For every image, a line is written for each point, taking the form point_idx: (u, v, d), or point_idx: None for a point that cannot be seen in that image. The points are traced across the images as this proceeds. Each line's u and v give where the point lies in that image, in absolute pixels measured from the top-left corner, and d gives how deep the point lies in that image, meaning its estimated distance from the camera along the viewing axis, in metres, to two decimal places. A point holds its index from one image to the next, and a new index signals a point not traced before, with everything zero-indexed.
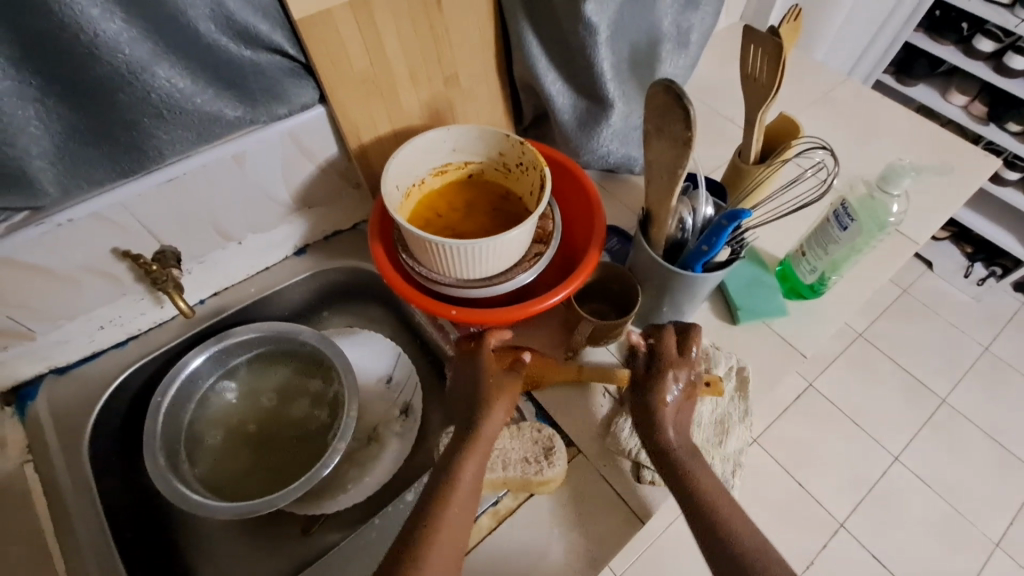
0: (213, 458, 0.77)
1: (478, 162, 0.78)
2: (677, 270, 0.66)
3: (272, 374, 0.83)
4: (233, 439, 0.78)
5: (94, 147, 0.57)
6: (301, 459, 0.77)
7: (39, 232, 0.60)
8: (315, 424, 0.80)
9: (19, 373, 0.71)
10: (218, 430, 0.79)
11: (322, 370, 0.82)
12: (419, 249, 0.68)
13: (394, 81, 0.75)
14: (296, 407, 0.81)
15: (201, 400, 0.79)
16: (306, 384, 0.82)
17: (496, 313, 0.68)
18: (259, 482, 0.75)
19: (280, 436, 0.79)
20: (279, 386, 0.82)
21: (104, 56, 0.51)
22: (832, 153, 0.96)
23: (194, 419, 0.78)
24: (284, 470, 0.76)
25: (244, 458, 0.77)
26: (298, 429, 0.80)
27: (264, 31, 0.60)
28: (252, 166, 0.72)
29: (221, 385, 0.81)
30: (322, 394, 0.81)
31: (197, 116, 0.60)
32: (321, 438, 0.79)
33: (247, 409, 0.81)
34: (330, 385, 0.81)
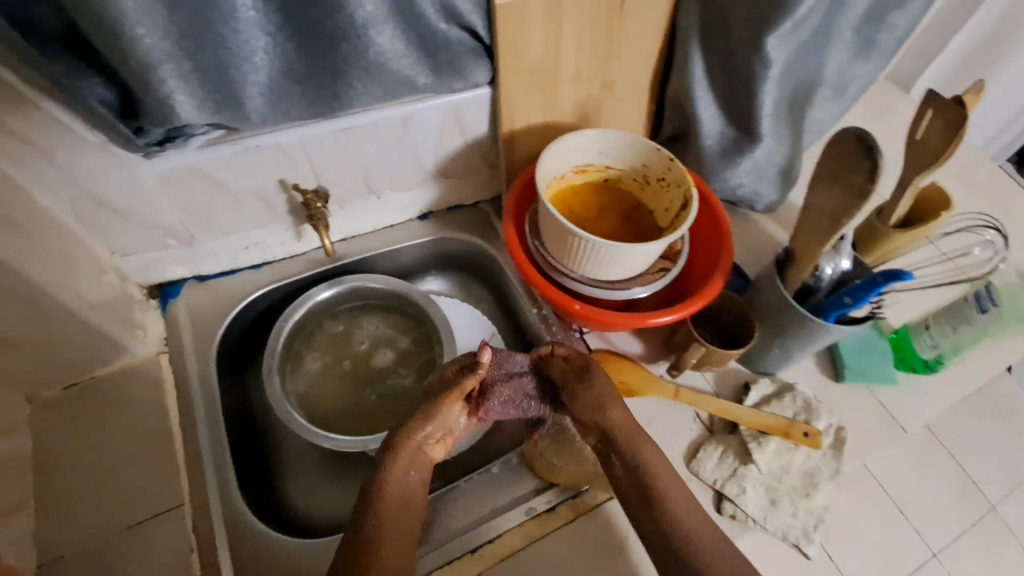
0: (314, 387, 0.82)
1: (618, 169, 0.79)
2: (809, 314, 0.66)
3: (375, 324, 0.87)
4: (333, 375, 0.84)
5: (301, 87, 0.62)
6: (392, 409, 0.82)
7: (231, 151, 0.66)
8: (407, 380, 0.84)
9: (169, 272, 0.78)
10: (321, 363, 0.84)
11: (422, 331, 0.86)
12: (554, 240, 0.71)
13: (559, 77, 0.77)
14: (393, 360, 0.86)
15: (317, 328, 0.85)
16: (404, 340, 0.86)
17: (615, 317, 0.70)
18: (348, 421, 0.81)
19: (375, 383, 0.84)
20: (380, 336, 0.87)
21: (345, 8, 0.54)
22: (1004, 234, 0.93)
23: (304, 348, 0.84)
24: (376, 416, 0.81)
25: (340, 395, 0.83)
26: (392, 381, 0.84)
27: (465, 10, 0.64)
28: (414, 130, 0.76)
29: (335, 320, 0.86)
30: (418, 353, 0.85)
31: (394, 76, 0.64)
32: (411, 394, 0.83)
33: (347, 350, 0.86)
34: (425, 346, 0.85)
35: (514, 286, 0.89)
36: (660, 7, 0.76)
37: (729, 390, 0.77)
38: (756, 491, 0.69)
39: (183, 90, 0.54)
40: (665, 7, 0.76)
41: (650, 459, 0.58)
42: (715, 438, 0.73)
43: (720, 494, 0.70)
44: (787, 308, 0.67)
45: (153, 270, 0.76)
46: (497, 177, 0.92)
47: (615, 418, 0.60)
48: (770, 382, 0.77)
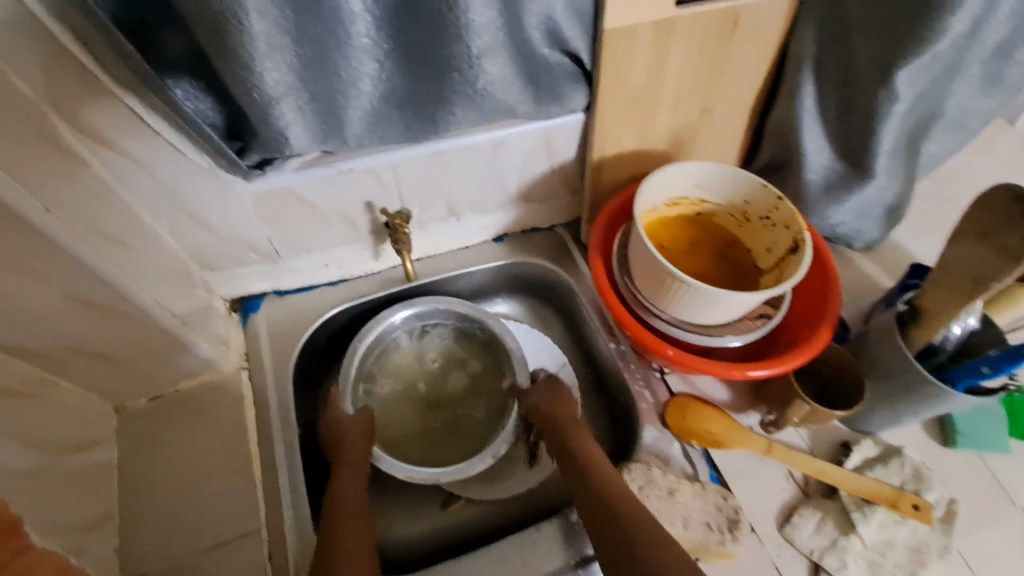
0: (384, 413, 0.81)
1: (715, 204, 0.75)
2: (939, 382, 0.60)
3: (446, 346, 0.84)
4: (404, 398, 0.82)
5: (402, 113, 0.60)
6: (461, 440, 0.80)
7: (325, 173, 0.65)
8: (477, 410, 0.82)
9: (251, 287, 0.78)
10: (391, 387, 0.82)
11: (493, 358, 0.83)
12: (648, 279, 0.67)
13: (656, 104, 0.73)
14: (463, 387, 0.83)
15: (391, 346, 0.82)
16: (475, 367, 0.84)
17: (711, 366, 0.66)
18: (416, 446, 0.79)
19: (445, 407, 0.82)
20: (450, 362, 0.85)
21: (460, 37, 0.52)
22: None
23: (375, 367, 0.82)
24: (445, 446, 0.80)
25: (412, 423, 0.81)
26: (461, 409, 0.82)
27: (570, 34, 0.61)
28: (503, 155, 0.74)
29: (409, 338, 0.83)
30: (488, 382, 0.83)
31: (495, 105, 0.61)
32: (480, 425, 0.81)
33: (418, 375, 0.84)
34: (496, 376, 0.82)
35: (588, 316, 0.85)
36: (773, 33, 0.71)
37: (825, 448, 0.72)
38: (858, 565, 0.64)
39: (297, 119, 0.52)
40: (777, 33, 0.71)
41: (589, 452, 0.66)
42: (811, 502, 0.68)
43: (816, 564, 0.65)
44: (907, 370, 0.61)
45: (237, 284, 0.77)
46: (577, 202, 0.89)
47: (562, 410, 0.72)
48: (873, 445, 0.71)
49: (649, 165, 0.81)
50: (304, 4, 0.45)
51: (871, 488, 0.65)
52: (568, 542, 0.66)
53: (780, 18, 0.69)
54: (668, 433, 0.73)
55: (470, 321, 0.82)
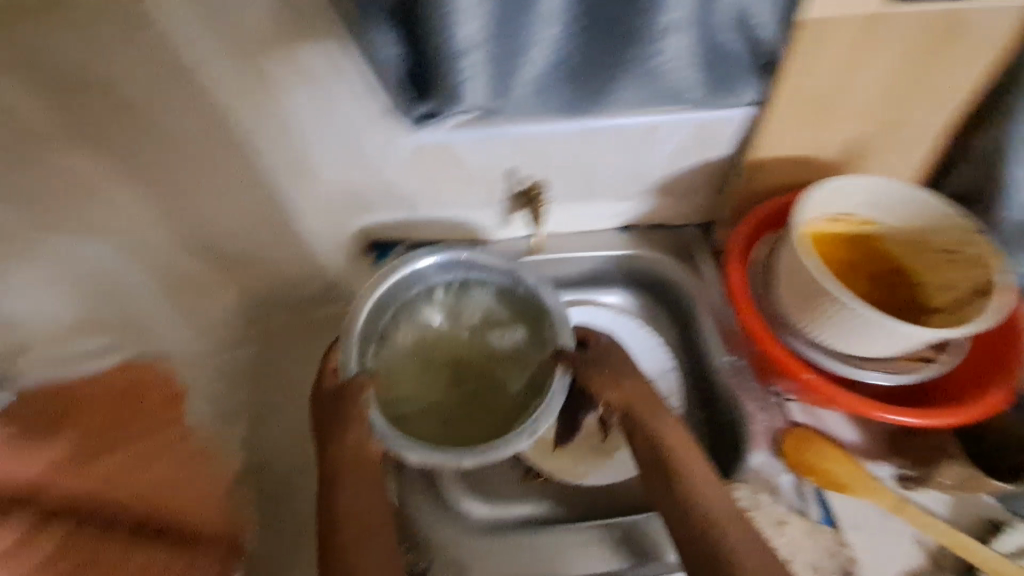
0: (404, 372, 0.72)
1: (883, 229, 0.68)
2: None
3: (480, 301, 0.75)
4: (434, 361, 0.73)
5: (568, 85, 0.60)
6: (494, 415, 0.70)
7: (481, 135, 0.68)
8: (513, 386, 0.71)
9: (387, 234, 0.83)
10: (423, 347, 0.74)
11: (537, 322, 0.72)
12: (796, 292, 0.62)
13: (836, 108, 0.67)
14: (499, 354, 0.73)
15: (411, 300, 0.74)
16: (516, 330, 0.73)
17: (854, 400, 0.60)
18: (433, 420, 0.69)
19: (474, 376, 0.72)
20: (487, 318, 0.75)
21: (651, 11, 0.52)
22: None
23: (392, 324, 0.73)
24: (475, 422, 0.69)
25: (441, 393, 0.71)
26: (496, 376, 0.72)
27: (761, 22, 0.57)
28: (652, 141, 0.72)
29: (434, 294, 0.75)
30: (530, 348, 0.72)
31: (662, 85, 0.59)
32: (521, 400, 0.70)
33: (455, 338, 0.75)
34: (541, 348, 0.71)
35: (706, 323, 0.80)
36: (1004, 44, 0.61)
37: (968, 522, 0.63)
38: None
39: (479, 75, 0.54)
40: (1008, 47, 0.61)
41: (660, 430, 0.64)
42: None
43: None
44: None
45: (375, 229, 0.82)
46: (715, 204, 0.84)
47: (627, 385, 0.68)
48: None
49: (807, 176, 0.75)
50: None
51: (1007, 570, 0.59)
52: (621, 547, 0.71)
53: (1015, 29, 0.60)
54: (780, 461, 0.68)
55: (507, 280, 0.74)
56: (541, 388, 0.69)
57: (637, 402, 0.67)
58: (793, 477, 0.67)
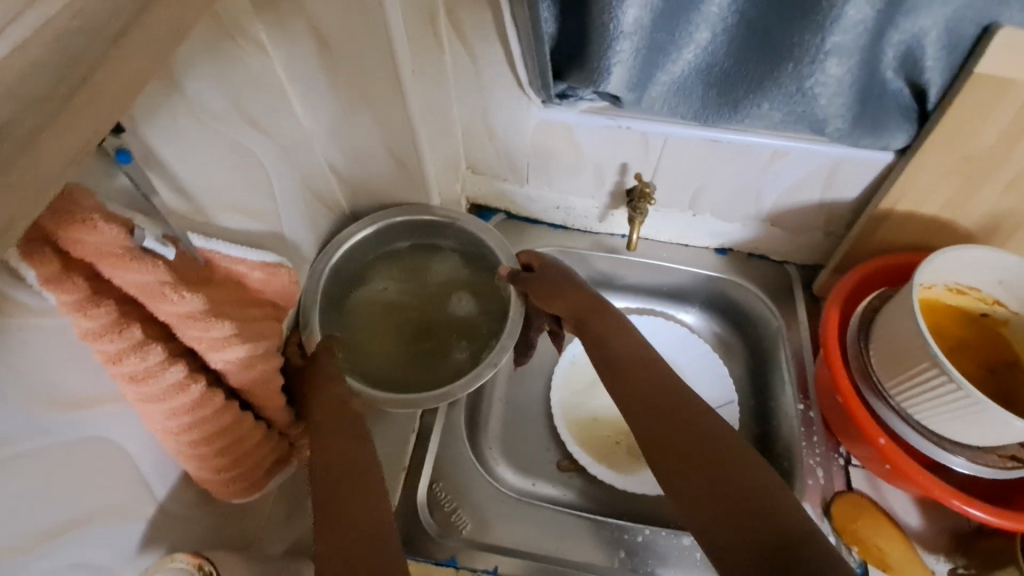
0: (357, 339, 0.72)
1: (1011, 311, 0.63)
2: None
3: (430, 265, 0.78)
4: (378, 318, 0.75)
5: (707, 87, 0.60)
6: (422, 376, 0.72)
7: (606, 123, 0.69)
8: (458, 348, 0.74)
9: (490, 199, 0.87)
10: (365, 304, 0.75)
11: (490, 285, 0.76)
12: (892, 355, 0.59)
13: (992, 176, 0.62)
14: (446, 315, 0.76)
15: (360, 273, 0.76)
16: (460, 296, 0.77)
17: (925, 480, 0.56)
18: (397, 379, 0.71)
19: (426, 331, 0.75)
20: (437, 283, 0.78)
21: (821, 30, 0.50)
22: None
23: (335, 302, 0.73)
24: (412, 381, 0.71)
25: (378, 352, 0.73)
26: (441, 333, 0.75)
27: (931, 64, 0.54)
28: (777, 166, 0.70)
29: (381, 266, 0.77)
30: (473, 313, 0.76)
31: (806, 109, 0.58)
32: (458, 363, 0.73)
33: (394, 300, 0.76)
34: (497, 311, 0.75)
35: (785, 367, 0.76)
36: None
37: None
38: None
39: (626, 61, 0.55)
40: None
41: (612, 334, 0.62)
42: None
43: None
44: None
45: (481, 192, 0.86)
46: (825, 247, 0.80)
47: (569, 304, 0.66)
48: None
49: (938, 241, 0.70)
50: None
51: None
52: (626, 556, 0.65)
53: None
54: (826, 524, 0.65)
55: (470, 246, 0.77)
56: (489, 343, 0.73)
57: (591, 317, 0.65)
58: (837, 541, 0.64)
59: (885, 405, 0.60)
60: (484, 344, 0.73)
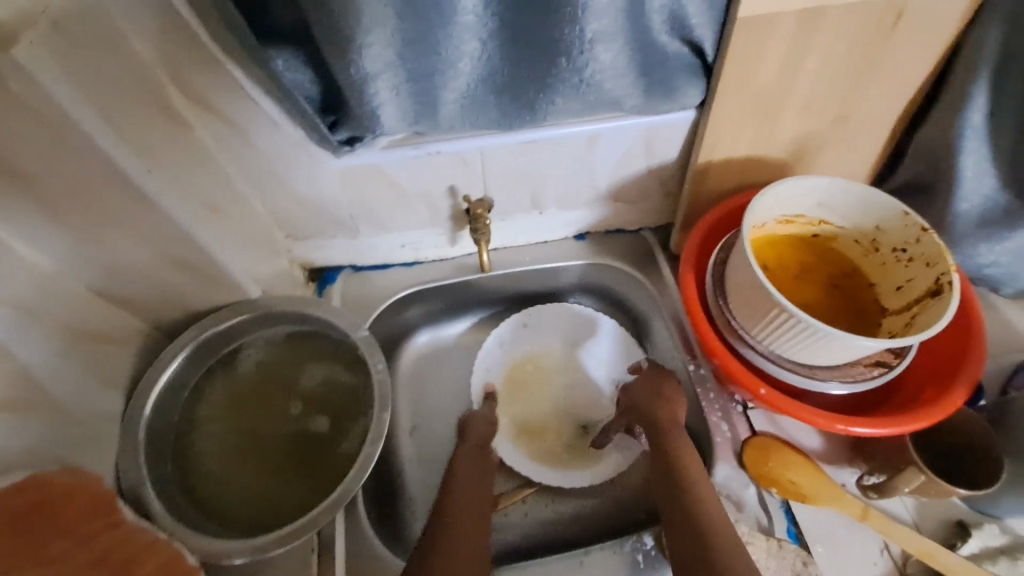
0: (225, 479, 0.61)
1: (836, 227, 0.65)
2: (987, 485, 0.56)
3: (278, 356, 0.67)
4: (226, 439, 0.62)
5: (497, 94, 0.55)
6: (315, 485, 0.61)
7: (413, 153, 0.63)
8: (341, 434, 0.64)
9: (329, 258, 0.78)
10: (206, 433, 0.62)
11: (346, 351, 0.67)
12: (748, 304, 0.59)
13: (782, 108, 0.64)
14: (299, 398, 0.66)
15: (198, 404, 0.63)
16: (318, 374, 0.67)
17: (810, 415, 0.58)
18: (286, 502, 0.60)
19: (299, 432, 0.64)
20: (294, 371, 0.67)
21: (576, 18, 0.47)
22: None
23: (188, 447, 0.61)
24: (303, 491, 0.60)
25: (255, 481, 0.61)
26: (318, 427, 0.64)
27: (696, 21, 0.54)
28: (599, 149, 0.68)
29: (218, 383, 0.65)
30: (342, 388, 0.66)
31: (598, 95, 0.56)
32: (342, 440, 0.63)
33: (252, 408, 0.65)
34: (351, 369, 0.66)
35: (668, 333, 0.77)
36: (940, 33, 0.58)
37: (927, 522, 0.62)
38: None
39: (391, 98, 0.50)
40: (953, 28, 0.57)
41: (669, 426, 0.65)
42: None
43: None
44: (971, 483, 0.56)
45: (315, 255, 0.77)
46: (669, 206, 0.81)
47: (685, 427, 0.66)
48: (991, 533, 0.60)
49: (760, 176, 0.73)
50: None
51: (923, 539, 0.59)
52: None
53: (954, 17, 0.56)
54: (744, 475, 0.66)
55: (305, 320, 0.66)
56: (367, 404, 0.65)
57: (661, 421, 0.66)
58: (757, 488, 0.65)
59: (867, 362, 0.59)
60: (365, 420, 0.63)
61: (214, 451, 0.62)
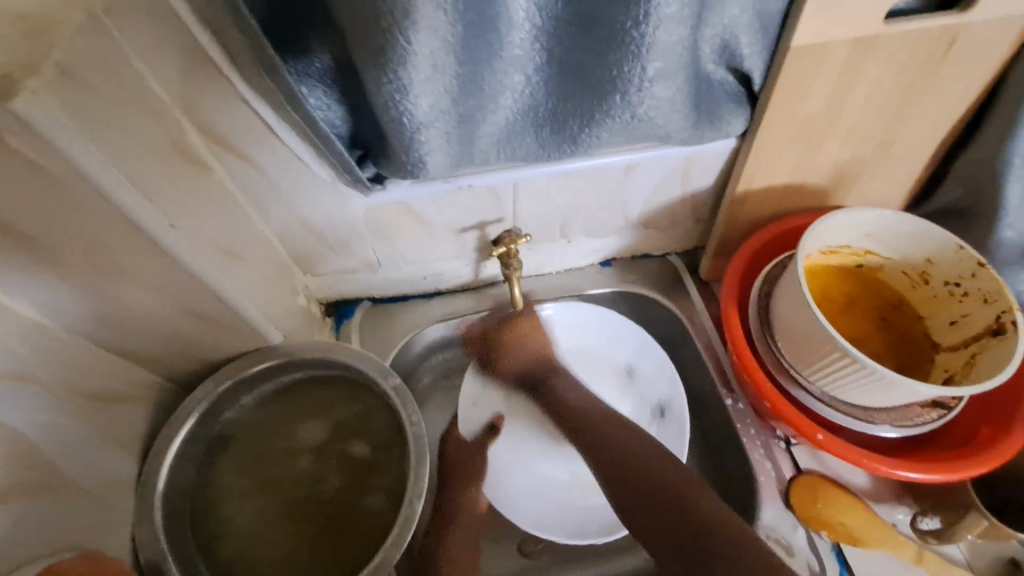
0: (250, 545, 0.56)
1: (884, 258, 0.62)
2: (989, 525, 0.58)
3: (299, 403, 0.62)
4: (245, 506, 0.58)
5: (539, 131, 0.51)
6: (346, 546, 0.56)
7: (443, 188, 0.59)
8: (370, 487, 0.59)
9: (348, 292, 0.74)
10: (222, 504, 0.57)
11: (372, 397, 0.62)
12: (801, 345, 0.57)
13: (826, 135, 0.61)
14: (318, 449, 0.61)
15: (216, 460, 0.59)
16: (342, 420, 0.62)
17: (869, 461, 0.55)
18: (317, 568, 0.55)
19: (326, 486, 0.59)
20: (315, 418, 0.62)
21: (634, 57, 0.44)
22: None
23: (207, 510, 0.57)
24: (333, 555, 0.56)
25: (281, 544, 0.56)
26: (345, 480, 0.59)
27: (747, 51, 0.51)
28: (635, 177, 0.65)
29: (236, 435, 0.60)
30: (369, 436, 0.61)
31: (646, 130, 0.52)
32: (370, 494, 0.59)
33: (273, 463, 0.60)
34: (373, 417, 0.61)
35: (703, 363, 0.74)
36: (991, 59, 0.56)
37: (984, 563, 0.60)
38: None
39: (440, 144, 0.46)
40: (1006, 50, 0.55)
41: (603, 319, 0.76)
42: None
43: None
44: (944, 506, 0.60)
45: (333, 290, 0.73)
46: (700, 231, 0.78)
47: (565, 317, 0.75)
48: None
49: (798, 201, 0.70)
50: (475, 14, 0.38)
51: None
52: None
53: (1007, 40, 0.54)
54: (792, 517, 0.64)
55: (326, 363, 0.61)
56: (394, 449, 0.60)
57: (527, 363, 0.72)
58: (806, 530, 0.63)
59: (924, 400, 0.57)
60: (397, 472, 0.59)
61: (234, 512, 0.57)
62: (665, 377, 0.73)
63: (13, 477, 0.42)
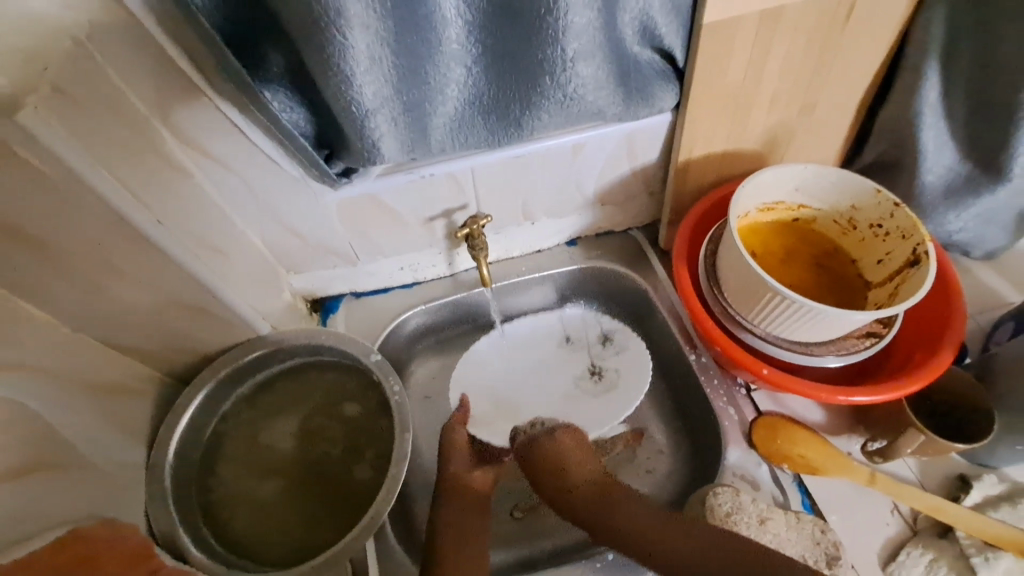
0: (253, 519, 0.61)
1: (815, 209, 0.68)
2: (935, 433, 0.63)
3: (291, 389, 0.67)
4: (249, 486, 0.63)
5: (484, 118, 0.57)
6: (342, 510, 0.61)
7: (407, 179, 0.65)
8: (361, 458, 0.64)
9: (330, 288, 0.79)
10: (225, 487, 0.62)
11: (357, 377, 0.67)
12: (741, 291, 0.63)
13: (752, 102, 0.67)
14: (312, 428, 0.66)
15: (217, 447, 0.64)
16: (331, 401, 0.67)
17: (812, 390, 0.61)
18: (316, 532, 0.60)
19: (321, 460, 0.64)
20: (306, 401, 0.67)
21: (555, 41, 0.50)
22: None
23: (210, 492, 0.62)
24: (332, 520, 0.60)
25: (282, 515, 0.61)
26: (337, 453, 0.64)
27: (665, 30, 0.57)
28: (583, 156, 0.71)
29: (233, 422, 0.65)
30: (356, 412, 0.66)
31: (582, 106, 0.58)
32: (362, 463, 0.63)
33: (270, 444, 0.65)
34: (359, 395, 0.67)
35: (666, 325, 0.80)
36: (889, 20, 0.62)
37: (931, 479, 0.66)
38: None
39: (391, 131, 0.52)
40: (903, 11, 0.61)
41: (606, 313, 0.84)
42: (919, 540, 0.62)
43: None
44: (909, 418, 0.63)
45: (316, 286, 0.78)
46: (656, 204, 0.84)
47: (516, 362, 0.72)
48: (993, 480, 0.63)
49: (737, 167, 0.76)
50: (405, 13, 0.44)
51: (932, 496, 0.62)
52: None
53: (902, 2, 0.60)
54: (755, 454, 0.69)
55: (311, 348, 0.67)
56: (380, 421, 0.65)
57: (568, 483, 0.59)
58: (768, 465, 0.68)
59: (857, 331, 0.63)
60: (386, 440, 0.64)
61: (237, 492, 0.62)
62: (591, 322, 0.85)
63: (37, 455, 0.47)
